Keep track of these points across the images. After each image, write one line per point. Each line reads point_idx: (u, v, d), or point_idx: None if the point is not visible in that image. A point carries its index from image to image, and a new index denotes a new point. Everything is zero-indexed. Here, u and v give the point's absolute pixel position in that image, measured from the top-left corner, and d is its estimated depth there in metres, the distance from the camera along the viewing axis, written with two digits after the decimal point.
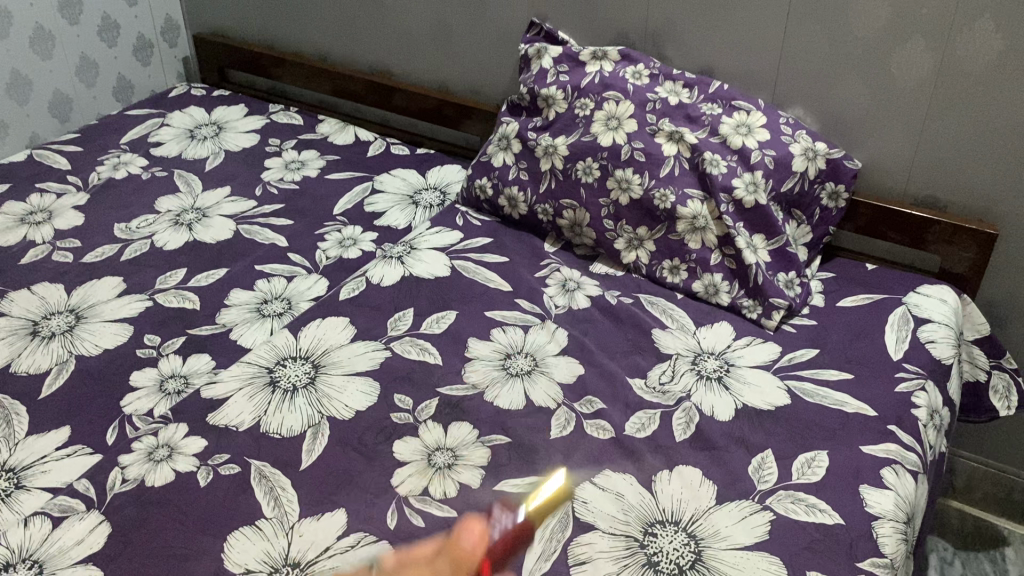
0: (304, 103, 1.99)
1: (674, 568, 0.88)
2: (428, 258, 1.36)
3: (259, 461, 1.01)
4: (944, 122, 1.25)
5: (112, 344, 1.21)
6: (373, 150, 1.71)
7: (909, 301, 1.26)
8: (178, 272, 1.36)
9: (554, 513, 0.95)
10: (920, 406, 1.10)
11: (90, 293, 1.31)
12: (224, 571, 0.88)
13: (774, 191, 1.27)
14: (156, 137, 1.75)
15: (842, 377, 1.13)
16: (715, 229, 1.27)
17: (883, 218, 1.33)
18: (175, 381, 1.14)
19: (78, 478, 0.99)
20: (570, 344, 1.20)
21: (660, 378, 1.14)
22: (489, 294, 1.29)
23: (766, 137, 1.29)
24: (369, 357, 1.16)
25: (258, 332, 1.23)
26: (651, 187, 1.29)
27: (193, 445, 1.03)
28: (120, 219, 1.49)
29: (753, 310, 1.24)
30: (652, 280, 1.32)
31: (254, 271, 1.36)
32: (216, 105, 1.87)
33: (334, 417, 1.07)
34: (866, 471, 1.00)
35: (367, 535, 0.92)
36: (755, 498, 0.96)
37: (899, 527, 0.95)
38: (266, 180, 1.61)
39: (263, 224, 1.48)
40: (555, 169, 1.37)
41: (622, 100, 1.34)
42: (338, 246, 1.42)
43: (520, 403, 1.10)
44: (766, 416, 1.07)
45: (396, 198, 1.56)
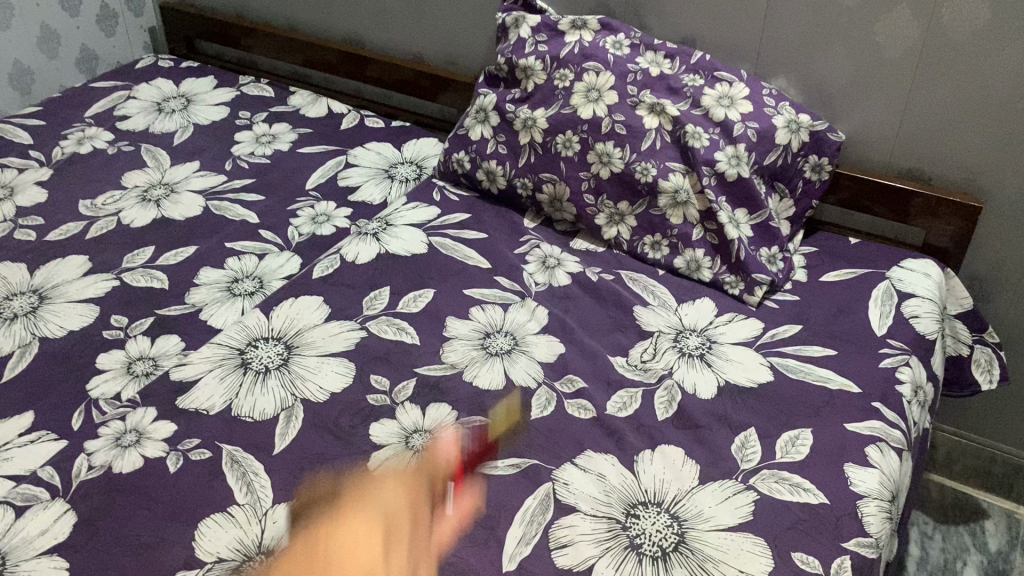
0: (276, 75, 1.94)
1: (658, 550, 0.86)
2: (404, 235, 1.33)
3: (231, 446, 0.98)
4: (929, 94, 1.23)
5: (77, 325, 1.17)
6: (346, 123, 1.67)
7: (893, 276, 1.24)
8: (146, 250, 1.32)
9: (535, 495, 0.93)
10: (904, 382, 1.09)
11: (54, 273, 1.27)
12: (195, 560, 0.86)
13: (756, 164, 1.25)
14: (122, 110, 1.69)
15: (826, 353, 1.12)
16: (697, 204, 1.24)
17: (866, 191, 1.31)
18: (144, 363, 1.11)
19: (42, 465, 0.96)
20: (550, 323, 1.17)
21: (642, 355, 1.12)
22: (468, 271, 1.26)
23: (749, 109, 1.26)
24: (345, 338, 1.13)
25: (229, 312, 1.19)
26: (632, 161, 1.26)
27: (162, 429, 0.99)
28: (85, 195, 1.45)
29: (735, 286, 1.22)
30: (633, 256, 1.30)
31: (224, 248, 1.32)
32: (184, 77, 1.81)
33: (308, 399, 1.04)
34: (850, 449, 0.99)
35: (343, 520, 0.90)
36: (739, 478, 0.95)
37: (884, 505, 0.94)
38: (236, 154, 1.56)
39: (234, 199, 1.44)
40: (534, 142, 1.34)
41: (603, 71, 1.31)
42: (312, 223, 1.38)
43: (500, 383, 1.07)
44: (749, 394, 1.06)
45: (371, 172, 1.52)
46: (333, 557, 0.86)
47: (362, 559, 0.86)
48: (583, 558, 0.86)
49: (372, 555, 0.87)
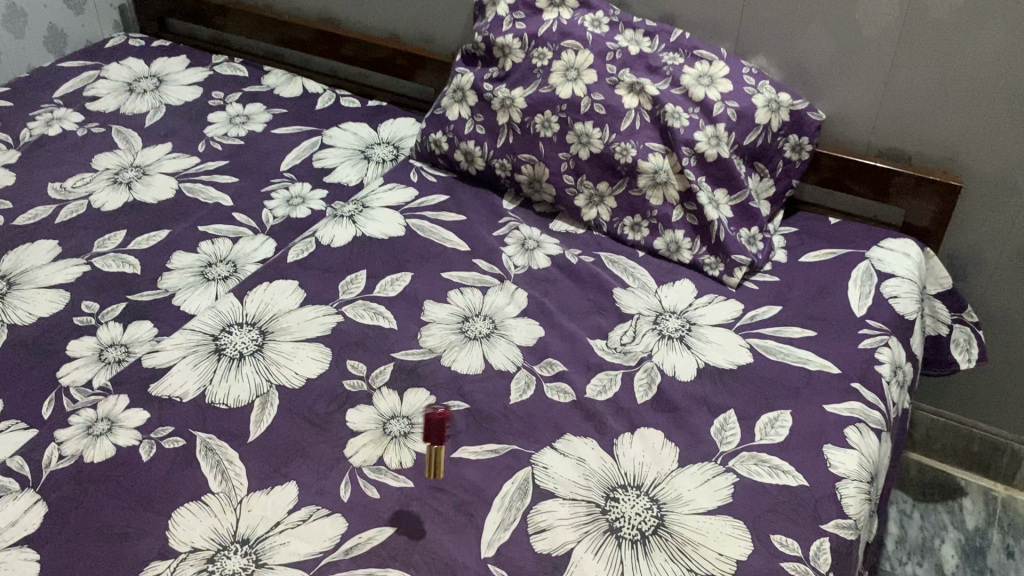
0: (250, 54, 1.91)
1: (636, 534, 0.86)
2: (381, 217, 1.31)
3: (205, 434, 0.96)
4: (908, 72, 1.22)
5: (47, 312, 1.15)
6: (322, 103, 1.64)
7: (873, 256, 1.24)
8: (117, 235, 1.29)
9: (513, 480, 0.92)
10: (883, 362, 1.09)
11: (23, 258, 1.24)
12: (169, 550, 0.84)
13: (736, 144, 1.24)
14: (92, 90, 1.66)
15: (805, 334, 1.11)
16: (677, 184, 1.23)
17: (847, 171, 1.30)
18: (116, 350, 1.09)
19: (12, 455, 0.94)
20: (529, 306, 1.16)
21: (621, 338, 1.11)
22: (446, 254, 1.24)
23: (728, 88, 1.25)
24: (320, 323, 1.11)
25: (202, 297, 1.17)
26: (611, 141, 1.25)
27: (134, 418, 0.98)
28: (54, 178, 1.42)
29: (715, 267, 1.21)
30: (613, 237, 1.29)
31: (197, 232, 1.30)
32: (156, 56, 1.78)
33: (283, 386, 1.02)
34: (830, 431, 0.98)
35: (320, 508, 0.89)
36: (718, 461, 0.94)
37: (863, 486, 0.94)
38: (209, 135, 1.53)
39: (207, 182, 1.41)
40: (512, 122, 1.32)
41: (581, 50, 1.29)
42: (287, 205, 1.36)
43: (478, 367, 1.06)
44: (729, 376, 1.05)
45: (347, 153, 1.50)
46: (309, 545, 0.85)
47: (339, 546, 0.85)
48: (561, 543, 0.85)
49: (349, 542, 0.86)
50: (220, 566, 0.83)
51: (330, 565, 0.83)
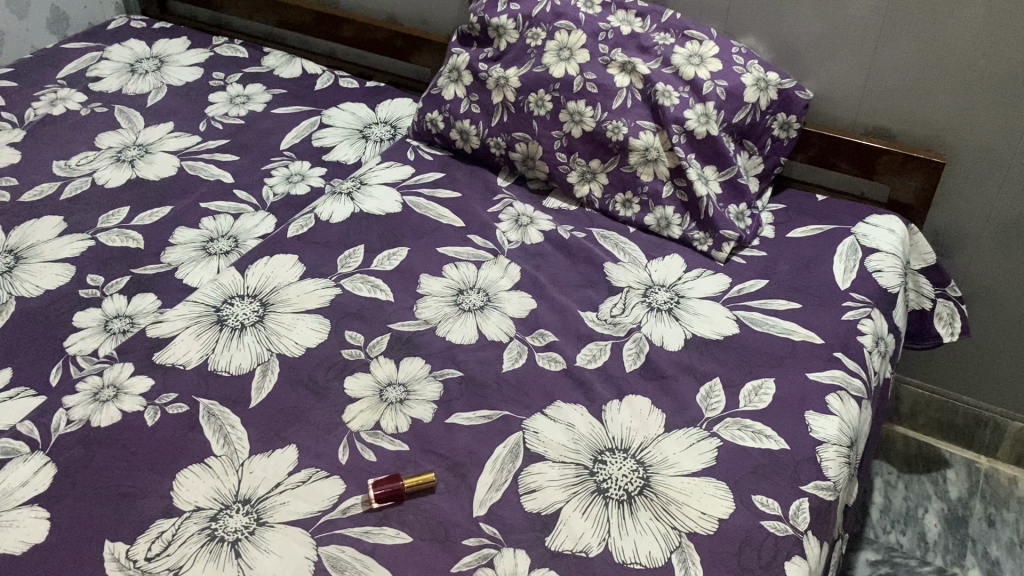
0: (249, 35, 1.93)
1: (623, 494, 0.90)
2: (378, 194, 1.34)
3: (207, 400, 1.00)
4: (891, 52, 1.25)
5: (53, 284, 1.18)
6: (321, 83, 1.67)
7: (858, 232, 1.27)
8: (121, 211, 1.32)
9: (505, 444, 0.95)
10: (865, 333, 1.12)
11: (29, 233, 1.28)
12: (174, 509, 0.88)
13: (726, 122, 1.27)
14: (94, 71, 1.68)
15: (791, 306, 1.15)
16: (667, 161, 1.26)
17: (833, 149, 1.33)
18: (120, 321, 1.12)
19: (21, 420, 0.98)
20: (522, 279, 1.19)
21: (611, 310, 1.14)
22: (442, 230, 1.27)
23: (718, 67, 1.28)
24: (319, 295, 1.15)
25: (205, 271, 1.20)
26: (603, 119, 1.28)
27: (139, 384, 1.01)
28: (59, 156, 1.45)
29: (704, 242, 1.24)
30: (605, 214, 1.32)
31: (199, 208, 1.33)
32: (157, 38, 1.80)
33: (283, 354, 1.06)
34: (811, 397, 1.02)
35: (318, 470, 0.92)
36: (703, 426, 0.98)
37: (842, 450, 0.98)
38: (210, 115, 1.56)
39: (208, 160, 1.44)
40: (507, 101, 1.35)
41: (574, 30, 1.31)
42: (286, 183, 1.39)
43: (472, 337, 1.10)
44: (715, 346, 1.08)
45: (345, 132, 1.52)
46: (308, 504, 0.89)
47: (336, 506, 0.89)
48: (550, 503, 0.89)
49: (346, 502, 0.89)
50: (222, 523, 0.86)
51: (328, 523, 0.87)
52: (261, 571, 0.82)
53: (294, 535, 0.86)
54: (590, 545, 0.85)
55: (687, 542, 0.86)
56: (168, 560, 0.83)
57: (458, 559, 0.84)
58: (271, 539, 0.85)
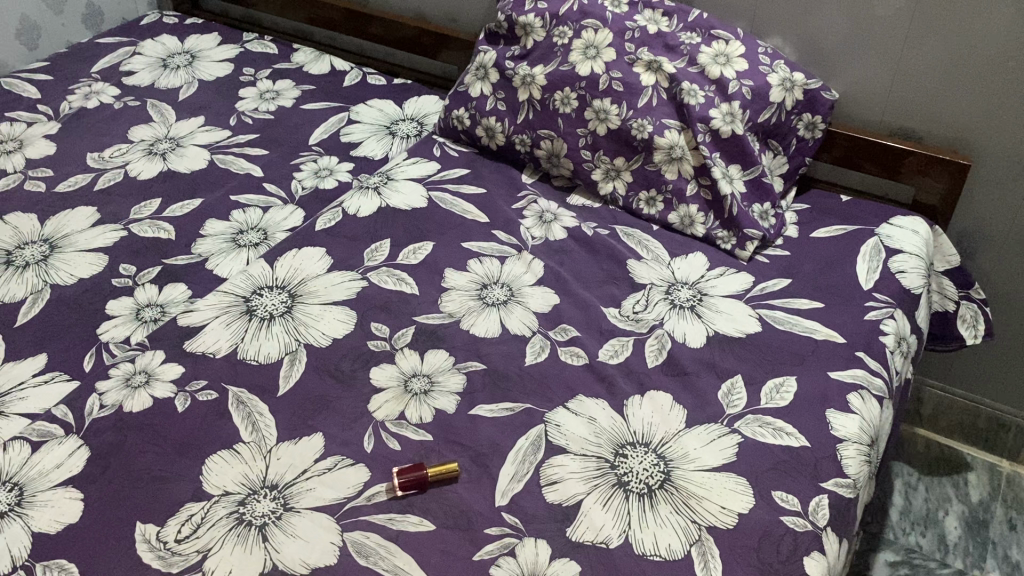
0: (279, 32, 1.96)
1: (644, 488, 0.91)
2: (405, 189, 1.36)
3: (237, 388, 1.02)
4: (918, 53, 1.25)
5: (87, 273, 1.21)
6: (349, 80, 1.69)
7: (882, 232, 1.27)
8: (153, 202, 1.35)
9: (527, 436, 0.97)
10: (888, 333, 1.12)
11: (63, 223, 1.30)
12: (203, 492, 0.90)
13: (751, 122, 1.27)
14: (128, 65, 1.71)
15: (813, 305, 1.15)
16: (691, 160, 1.27)
17: (858, 149, 1.34)
18: (152, 310, 1.14)
19: (56, 404, 1.00)
20: (545, 275, 1.20)
21: (633, 306, 1.15)
22: (467, 225, 1.29)
23: (744, 66, 1.28)
24: (346, 287, 1.17)
25: (234, 262, 1.23)
26: (628, 117, 1.28)
27: (171, 371, 1.04)
28: (92, 149, 1.48)
29: (727, 241, 1.25)
30: (628, 211, 1.33)
31: (229, 201, 1.35)
32: (189, 33, 1.83)
33: (311, 345, 1.08)
34: (832, 396, 1.02)
35: (344, 458, 0.94)
36: (724, 422, 0.99)
37: (862, 449, 0.98)
38: (241, 110, 1.59)
39: (238, 153, 1.47)
40: (533, 98, 1.36)
41: (601, 28, 1.32)
42: (314, 177, 1.41)
43: (495, 331, 1.11)
44: (736, 343, 1.09)
45: (373, 128, 1.54)
46: (333, 491, 0.90)
47: (362, 493, 0.90)
48: (571, 495, 0.90)
49: (371, 489, 0.91)
50: (250, 508, 0.88)
51: (353, 510, 0.89)
52: (287, 555, 0.84)
53: (319, 521, 0.87)
54: (610, 537, 0.86)
55: (707, 536, 0.86)
56: (197, 542, 0.85)
57: (480, 547, 0.86)
58: (297, 524, 0.87)
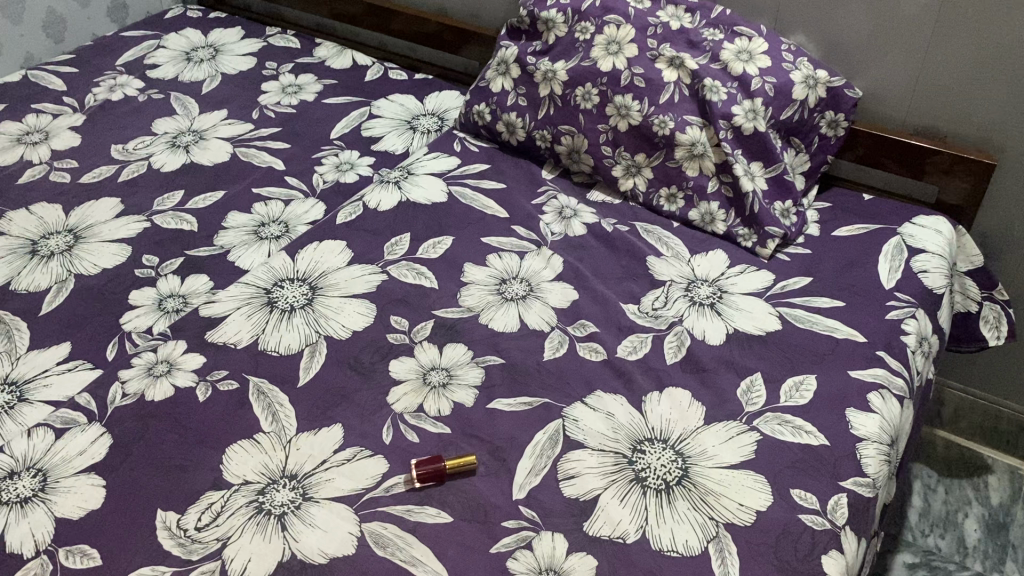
0: (302, 26, 1.97)
1: (661, 484, 0.91)
2: (425, 184, 1.36)
3: (257, 378, 1.02)
4: (943, 51, 1.24)
5: (111, 263, 1.22)
6: (370, 74, 1.70)
7: (905, 232, 1.26)
8: (175, 194, 1.36)
9: (545, 431, 0.97)
10: (909, 333, 1.11)
11: (88, 214, 1.32)
12: (223, 481, 0.91)
13: (773, 119, 1.27)
14: (152, 58, 1.73)
15: (834, 304, 1.14)
16: (713, 156, 1.26)
17: (882, 147, 1.33)
18: (174, 300, 1.15)
19: (79, 392, 1.01)
20: (565, 271, 1.20)
21: (653, 303, 1.15)
22: (486, 220, 1.29)
23: (767, 63, 1.28)
24: (366, 281, 1.17)
25: (256, 254, 1.23)
26: (650, 113, 1.28)
27: (192, 361, 1.04)
28: (117, 141, 1.49)
29: (748, 238, 1.25)
30: (649, 208, 1.33)
31: (251, 194, 1.36)
32: (212, 27, 1.84)
33: (331, 337, 1.08)
34: (852, 396, 1.02)
35: (363, 449, 0.95)
36: (743, 419, 0.98)
37: (882, 448, 0.97)
38: (263, 103, 1.60)
39: (260, 147, 1.48)
40: (554, 94, 1.36)
41: (623, 24, 1.32)
42: (335, 171, 1.42)
43: (514, 326, 1.11)
44: (756, 341, 1.09)
45: (394, 123, 1.55)
46: (352, 482, 0.91)
47: (380, 484, 0.91)
48: (588, 489, 0.90)
49: (390, 481, 0.91)
50: (269, 497, 0.89)
51: (372, 500, 0.89)
52: (306, 544, 0.85)
53: (338, 511, 0.88)
54: (627, 532, 0.86)
55: (724, 532, 0.86)
56: (217, 530, 0.86)
57: (497, 540, 0.86)
58: (316, 514, 0.87)
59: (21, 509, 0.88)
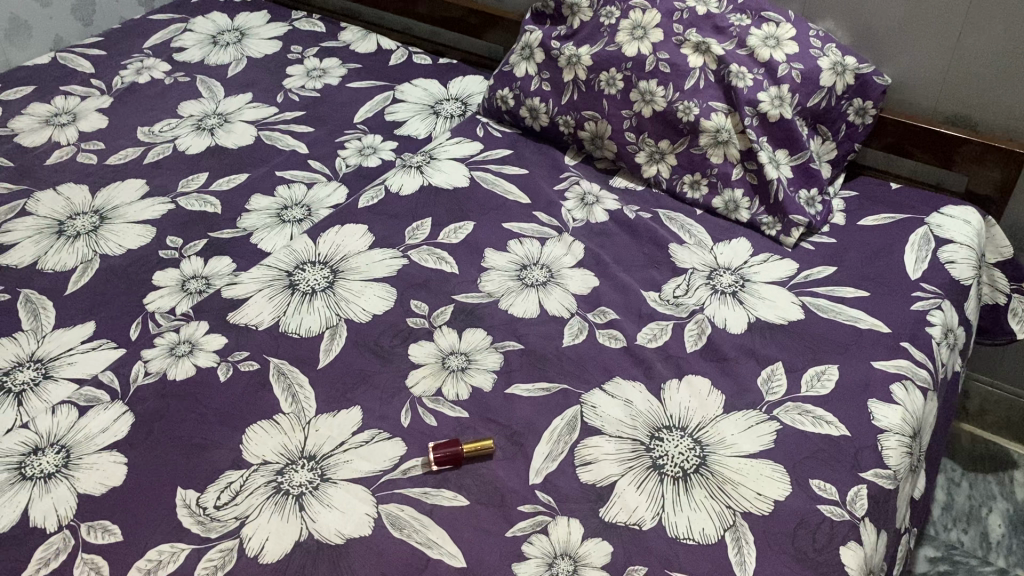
0: (328, 10, 1.97)
1: (679, 472, 0.90)
2: (447, 169, 1.36)
3: (278, 359, 1.03)
4: (975, 39, 1.21)
5: (135, 244, 1.23)
6: (395, 59, 1.70)
7: (932, 222, 1.24)
8: (200, 176, 1.37)
9: (563, 417, 0.97)
10: (934, 324, 1.10)
11: (114, 195, 1.33)
12: (242, 461, 0.91)
13: (800, 106, 1.25)
14: (179, 41, 1.74)
15: (858, 294, 1.13)
16: (738, 143, 1.25)
17: (910, 136, 1.31)
18: (197, 282, 1.16)
19: (103, 370, 1.03)
20: (585, 257, 1.20)
21: (674, 291, 1.14)
22: (508, 206, 1.29)
23: (794, 49, 1.26)
24: (387, 264, 1.17)
25: (278, 237, 1.24)
26: (674, 99, 1.27)
27: (214, 342, 1.05)
28: (143, 123, 1.50)
29: (772, 227, 1.23)
30: (672, 195, 1.32)
31: (274, 177, 1.37)
32: (239, 11, 1.85)
33: (351, 320, 1.09)
34: (875, 386, 1.01)
35: (381, 432, 0.95)
36: (763, 409, 0.98)
37: (904, 440, 0.96)
38: (288, 87, 1.60)
39: (285, 130, 1.48)
40: (578, 79, 1.35)
41: (649, 9, 1.31)
42: (358, 155, 1.42)
43: (534, 311, 1.11)
44: (778, 330, 1.08)
45: (417, 108, 1.55)
46: (370, 464, 0.91)
47: (397, 466, 0.91)
48: (606, 476, 0.90)
49: (407, 463, 0.92)
50: (288, 478, 0.89)
51: (389, 482, 0.90)
52: (323, 524, 0.85)
53: (355, 492, 0.88)
54: (643, 518, 0.86)
55: (741, 522, 0.86)
56: (235, 509, 0.87)
57: (513, 524, 0.86)
58: (333, 495, 0.88)
59: (45, 484, 0.89)
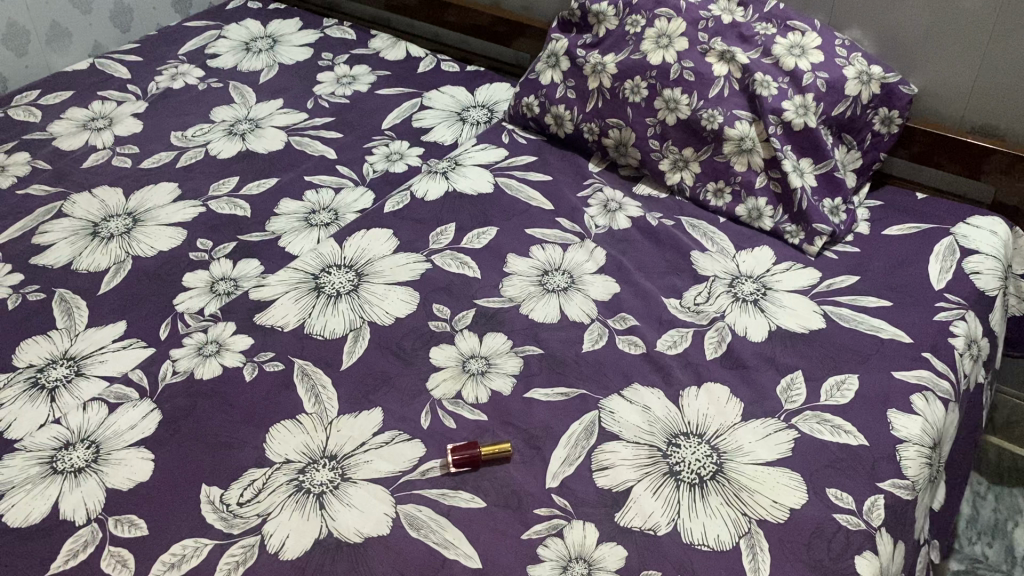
0: (360, 18, 2.00)
1: (695, 478, 0.91)
2: (471, 174, 1.38)
3: (302, 360, 1.05)
4: (1003, 48, 1.20)
5: (166, 246, 1.26)
6: (423, 66, 1.72)
7: (958, 232, 1.23)
8: (231, 180, 1.40)
9: (580, 421, 0.98)
10: (957, 335, 1.10)
11: (147, 197, 1.36)
12: (266, 459, 0.93)
13: (825, 115, 1.25)
14: (213, 48, 1.77)
15: (881, 303, 1.13)
16: (762, 151, 1.25)
17: (937, 146, 1.30)
18: (226, 284, 1.19)
19: (133, 368, 1.05)
20: (607, 264, 1.21)
21: (695, 298, 1.15)
22: (531, 212, 1.30)
23: (820, 58, 1.26)
24: (410, 269, 1.19)
25: (306, 240, 1.26)
26: (699, 108, 1.28)
27: (240, 342, 1.08)
28: (176, 128, 1.54)
29: (795, 235, 1.23)
30: (696, 202, 1.32)
31: (303, 181, 1.39)
32: (272, 18, 1.88)
33: (374, 323, 1.10)
34: (896, 397, 1.00)
35: (401, 433, 0.97)
36: (782, 417, 0.98)
37: (923, 450, 0.96)
38: (318, 94, 1.63)
39: (314, 136, 1.51)
40: (603, 87, 1.36)
41: (674, 18, 1.32)
42: (385, 161, 1.44)
43: (554, 317, 1.12)
44: (797, 339, 1.08)
45: (444, 114, 1.57)
46: (390, 464, 0.93)
47: (417, 468, 0.93)
48: (622, 481, 0.91)
49: (426, 464, 0.93)
50: (309, 476, 0.91)
51: (408, 483, 0.91)
52: (342, 522, 0.87)
53: (374, 492, 0.90)
54: (658, 524, 0.87)
55: (757, 529, 0.86)
56: (258, 506, 0.89)
57: (529, 527, 0.87)
58: (352, 494, 0.90)
59: (75, 478, 0.92)
